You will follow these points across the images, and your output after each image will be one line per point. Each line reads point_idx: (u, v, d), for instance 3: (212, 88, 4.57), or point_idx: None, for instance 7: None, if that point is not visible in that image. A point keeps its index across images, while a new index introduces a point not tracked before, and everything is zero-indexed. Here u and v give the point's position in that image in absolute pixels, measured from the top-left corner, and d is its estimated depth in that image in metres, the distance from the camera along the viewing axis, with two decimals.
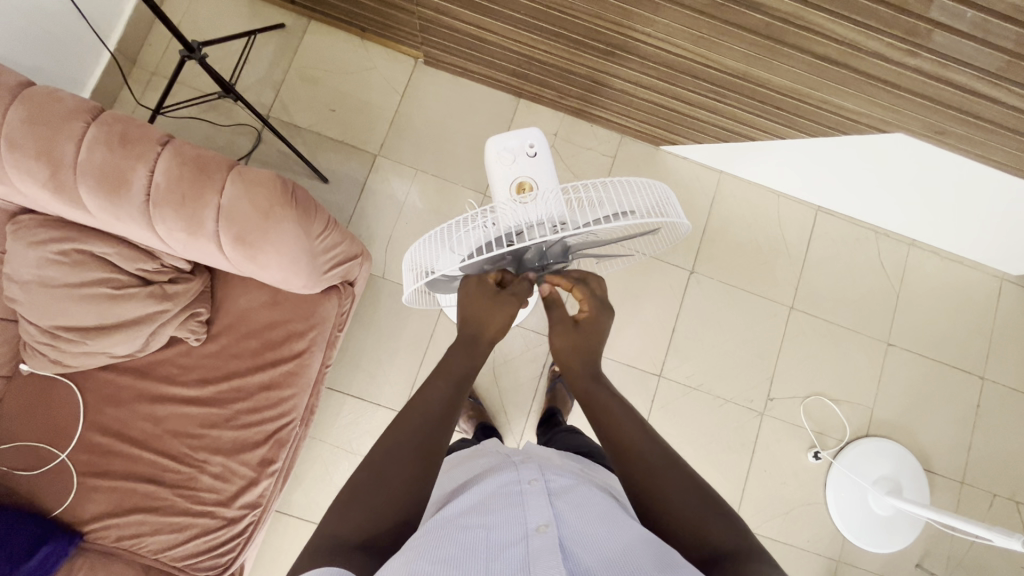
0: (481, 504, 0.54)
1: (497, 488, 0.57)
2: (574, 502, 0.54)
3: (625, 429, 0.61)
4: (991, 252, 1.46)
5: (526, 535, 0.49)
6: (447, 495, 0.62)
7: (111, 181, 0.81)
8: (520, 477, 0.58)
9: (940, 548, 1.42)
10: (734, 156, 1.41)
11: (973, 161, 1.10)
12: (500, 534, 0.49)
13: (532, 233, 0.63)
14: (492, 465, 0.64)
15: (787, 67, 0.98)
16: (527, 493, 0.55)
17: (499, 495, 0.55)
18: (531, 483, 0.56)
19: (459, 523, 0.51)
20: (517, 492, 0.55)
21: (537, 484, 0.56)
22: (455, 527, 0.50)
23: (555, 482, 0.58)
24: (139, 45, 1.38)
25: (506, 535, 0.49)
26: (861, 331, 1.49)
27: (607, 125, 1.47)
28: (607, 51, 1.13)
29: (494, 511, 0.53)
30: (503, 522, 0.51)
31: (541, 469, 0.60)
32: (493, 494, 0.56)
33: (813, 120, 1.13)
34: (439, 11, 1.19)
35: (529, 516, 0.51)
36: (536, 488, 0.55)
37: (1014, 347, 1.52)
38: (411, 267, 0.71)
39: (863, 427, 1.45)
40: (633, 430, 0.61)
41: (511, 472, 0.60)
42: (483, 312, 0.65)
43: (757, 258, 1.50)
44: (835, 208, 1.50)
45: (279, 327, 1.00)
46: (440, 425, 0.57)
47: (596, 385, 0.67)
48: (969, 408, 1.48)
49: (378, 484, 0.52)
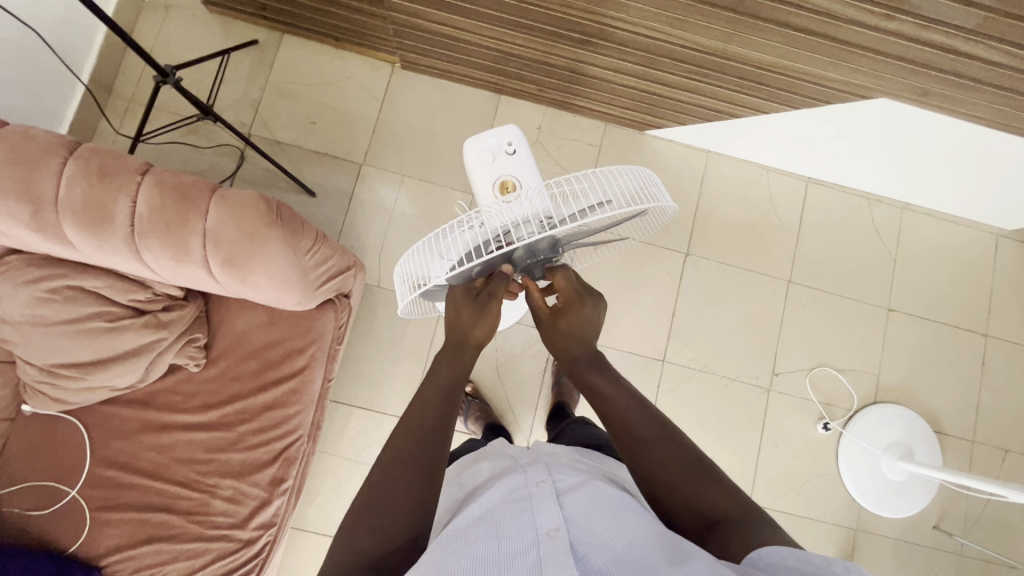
0: (490, 511, 0.54)
1: (505, 491, 0.57)
2: (583, 500, 0.54)
3: (619, 402, 0.63)
4: (984, 209, 1.45)
5: (537, 541, 0.49)
6: (456, 505, 0.62)
7: (94, 214, 0.81)
8: (528, 479, 0.58)
9: (956, 508, 1.42)
10: (721, 135, 1.40)
11: (961, 121, 1.10)
12: (511, 540, 0.49)
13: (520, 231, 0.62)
14: (499, 468, 0.64)
15: (764, 41, 0.98)
16: (535, 497, 0.55)
17: (508, 499, 0.55)
18: (540, 486, 0.56)
19: (468, 534, 0.51)
20: (526, 495, 0.55)
21: (546, 486, 0.56)
22: (464, 538, 0.50)
23: (563, 481, 0.58)
24: (113, 74, 1.37)
25: (517, 542, 0.49)
26: (861, 299, 1.49)
27: (590, 115, 1.47)
28: (584, 41, 1.12)
29: (504, 516, 0.53)
30: (513, 528, 0.51)
31: (548, 470, 0.60)
32: (501, 499, 0.56)
33: (797, 92, 1.12)
34: (411, 15, 1.18)
35: (538, 521, 0.51)
36: (545, 490, 0.56)
37: (1015, 301, 1.52)
38: (403, 277, 0.70)
39: (871, 394, 1.45)
40: (624, 401, 0.62)
41: (519, 474, 0.60)
42: (467, 319, 0.66)
43: (752, 235, 1.49)
44: (826, 178, 1.50)
45: (278, 345, 1.00)
46: (440, 437, 0.57)
47: (588, 355, 0.69)
48: (974, 366, 1.48)
49: (382, 501, 0.52)
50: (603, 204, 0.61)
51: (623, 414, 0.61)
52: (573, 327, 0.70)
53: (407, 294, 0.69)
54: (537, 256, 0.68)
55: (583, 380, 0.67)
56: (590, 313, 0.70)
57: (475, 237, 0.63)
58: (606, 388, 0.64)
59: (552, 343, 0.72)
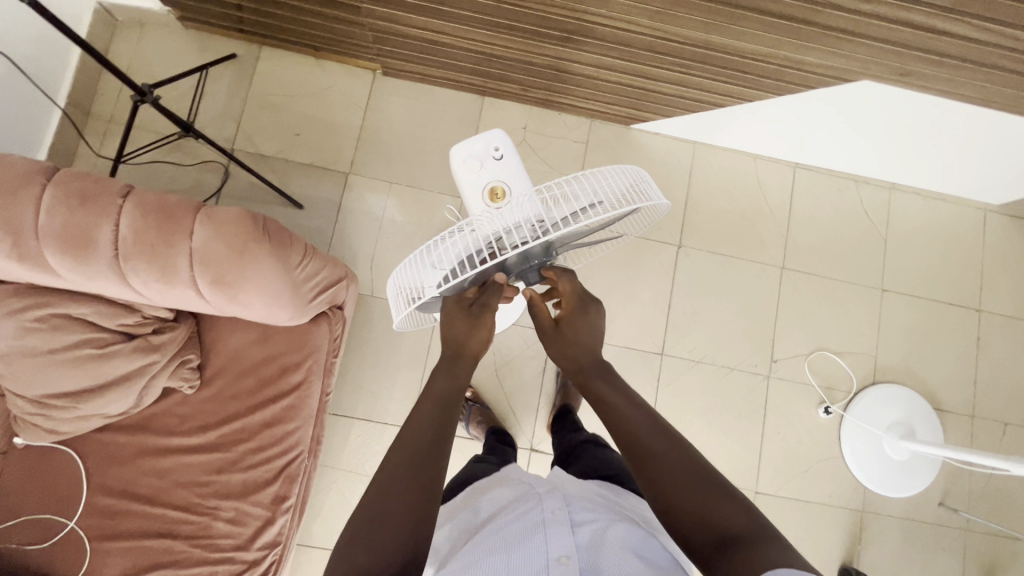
0: (505, 532, 0.59)
1: (522, 515, 0.61)
2: (595, 533, 0.58)
3: (630, 418, 0.62)
4: (971, 185, 1.46)
5: (547, 565, 0.54)
6: (470, 528, 0.65)
7: (76, 240, 0.79)
8: (542, 507, 0.62)
9: (960, 484, 1.43)
10: (707, 125, 1.40)
11: (944, 99, 1.10)
12: (523, 562, 0.54)
13: (512, 237, 0.61)
14: (518, 493, 0.69)
15: (745, 29, 0.98)
16: (550, 522, 0.59)
17: (523, 522, 0.60)
18: (554, 513, 0.61)
19: (486, 554, 0.56)
20: (541, 519, 0.60)
21: (560, 514, 0.60)
22: (481, 558, 0.55)
23: (579, 513, 0.62)
24: (90, 95, 1.34)
25: (529, 564, 0.54)
26: (855, 281, 1.50)
27: (575, 112, 1.46)
28: (565, 38, 1.11)
29: (519, 537, 0.58)
30: (526, 550, 0.56)
31: (565, 500, 0.64)
32: (518, 521, 0.60)
33: (781, 79, 1.12)
34: (390, 20, 1.17)
35: (550, 546, 0.56)
36: (559, 518, 0.60)
37: (1006, 275, 1.53)
38: (397, 291, 0.69)
39: (869, 376, 1.46)
40: (635, 417, 0.62)
41: (536, 501, 0.64)
42: (462, 329, 0.66)
43: (743, 223, 1.49)
44: (813, 163, 1.50)
45: (273, 362, 0.98)
46: (437, 450, 0.56)
47: (597, 369, 0.69)
48: (969, 342, 1.49)
49: (379, 518, 0.51)
50: (594, 204, 0.61)
51: (632, 426, 0.61)
52: (576, 334, 0.73)
53: (402, 308, 0.68)
54: (531, 261, 0.67)
55: (588, 389, 0.69)
56: (593, 321, 0.73)
57: (466, 245, 0.62)
58: (614, 402, 0.64)
59: (555, 352, 0.74)
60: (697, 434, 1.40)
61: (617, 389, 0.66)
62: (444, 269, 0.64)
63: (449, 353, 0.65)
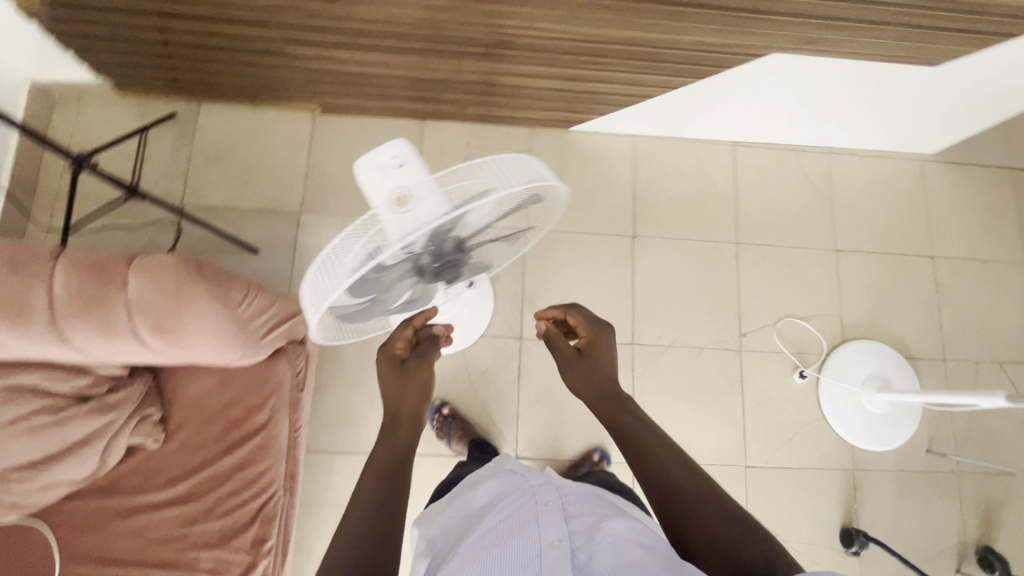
0: (498, 525, 0.62)
1: (514, 506, 0.64)
2: (587, 519, 0.61)
3: (660, 456, 0.69)
4: (903, 138, 1.52)
5: (541, 552, 0.57)
6: (462, 525, 0.69)
7: (10, 306, 0.80)
8: (536, 497, 0.65)
9: (944, 428, 1.45)
10: (641, 117, 1.45)
11: (851, 60, 1.16)
12: (516, 550, 0.57)
13: (424, 228, 0.63)
14: (509, 485, 0.70)
15: (651, 20, 1.02)
16: (542, 513, 0.62)
17: (515, 515, 0.62)
18: (547, 504, 0.63)
19: (479, 552, 0.58)
20: (533, 511, 0.62)
21: (553, 505, 0.63)
22: (478, 554, 0.58)
23: (572, 504, 0.64)
24: (33, 171, 1.36)
25: (523, 552, 0.57)
26: (808, 246, 1.53)
27: (513, 123, 1.50)
28: (486, 53, 1.15)
29: (510, 530, 0.60)
30: (519, 541, 0.58)
31: (557, 490, 0.67)
32: (511, 513, 0.63)
33: (697, 63, 1.17)
34: (318, 60, 1.21)
35: (542, 534, 0.59)
36: (552, 509, 0.62)
37: (952, 218, 1.58)
38: (308, 297, 0.66)
39: (838, 334, 1.48)
40: (665, 457, 0.68)
41: (527, 493, 0.66)
42: (392, 388, 0.71)
43: (692, 205, 1.53)
44: (750, 139, 1.55)
45: (236, 405, 0.98)
46: (384, 502, 0.60)
47: (615, 400, 0.77)
48: (928, 287, 1.53)
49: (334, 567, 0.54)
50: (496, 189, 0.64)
51: (664, 467, 0.67)
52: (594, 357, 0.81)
53: (315, 311, 0.66)
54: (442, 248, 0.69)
55: (614, 421, 0.75)
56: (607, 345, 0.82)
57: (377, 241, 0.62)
58: (645, 440, 0.71)
59: (574, 378, 0.81)
60: (680, 417, 1.41)
61: (642, 422, 0.73)
62: (356, 267, 0.62)
63: (387, 418, 0.68)
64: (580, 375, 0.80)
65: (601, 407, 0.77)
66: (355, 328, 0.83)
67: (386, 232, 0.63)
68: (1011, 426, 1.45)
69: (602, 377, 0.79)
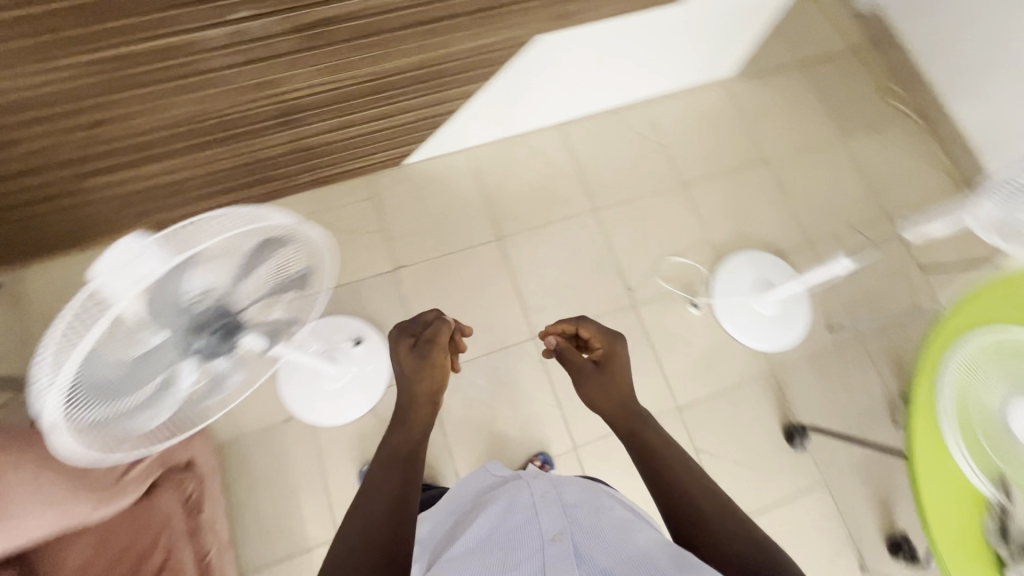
0: (499, 526, 0.82)
1: (514, 505, 0.86)
2: (586, 513, 0.81)
3: (676, 471, 0.80)
4: (701, 68, 1.64)
5: (546, 544, 0.75)
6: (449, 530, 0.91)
7: None
8: (538, 495, 0.87)
9: (831, 301, 1.55)
10: (462, 129, 1.50)
11: (610, 18, 1.24)
12: (526, 543, 0.76)
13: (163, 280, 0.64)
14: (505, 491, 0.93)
15: (415, 44, 1.03)
16: (543, 506, 0.83)
17: (516, 511, 0.84)
18: (545, 497, 0.85)
19: (490, 551, 0.77)
20: (534, 505, 0.84)
21: (549, 497, 0.85)
22: (487, 553, 0.76)
23: (566, 497, 0.87)
24: None
25: (533, 543, 0.76)
26: (657, 191, 1.64)
27: (351, 174, 1.53)
28: (280, 120, 1.14)
29: (518, 529, 0.79)
30: (526, 530, 0.79)
31: (551, 486, 0.90)
32: (508, 510, 0.85)
33: (476, 68, 1.23)
34: (116, 181, 1.16)
35: (546, 530, 0.78)
36: (549, 500, 0.84)
37: (772, 120, 1.72)
38: (38, 391, 0.60)
39: (710, 259, 1.61)
40: (681, 472, 0.80)
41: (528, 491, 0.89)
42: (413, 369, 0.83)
43: (541, 193, 1.61)
44: (569, 116, 1.65)
45: (127, 556, 0.97)
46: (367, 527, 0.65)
47: (637, 415, 0.90)
48: (772, 187, 1.66)
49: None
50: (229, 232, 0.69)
51: (687, 490, 0.77)
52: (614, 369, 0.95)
53: (50, 398, 0.60)
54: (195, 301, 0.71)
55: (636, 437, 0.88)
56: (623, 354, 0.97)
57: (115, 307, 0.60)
58: (668, 461, 0.82)
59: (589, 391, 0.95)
60: None
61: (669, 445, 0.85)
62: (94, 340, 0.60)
63: (400, 412, 0.80)
64: (601, 395, 0.93)
65: (620, 416, 0.91)
66: (129, 430, 0.76)
67: (129, 321, 0.63)
68: (880, 279, 1.58)
69: (621, 400, 0.92)
